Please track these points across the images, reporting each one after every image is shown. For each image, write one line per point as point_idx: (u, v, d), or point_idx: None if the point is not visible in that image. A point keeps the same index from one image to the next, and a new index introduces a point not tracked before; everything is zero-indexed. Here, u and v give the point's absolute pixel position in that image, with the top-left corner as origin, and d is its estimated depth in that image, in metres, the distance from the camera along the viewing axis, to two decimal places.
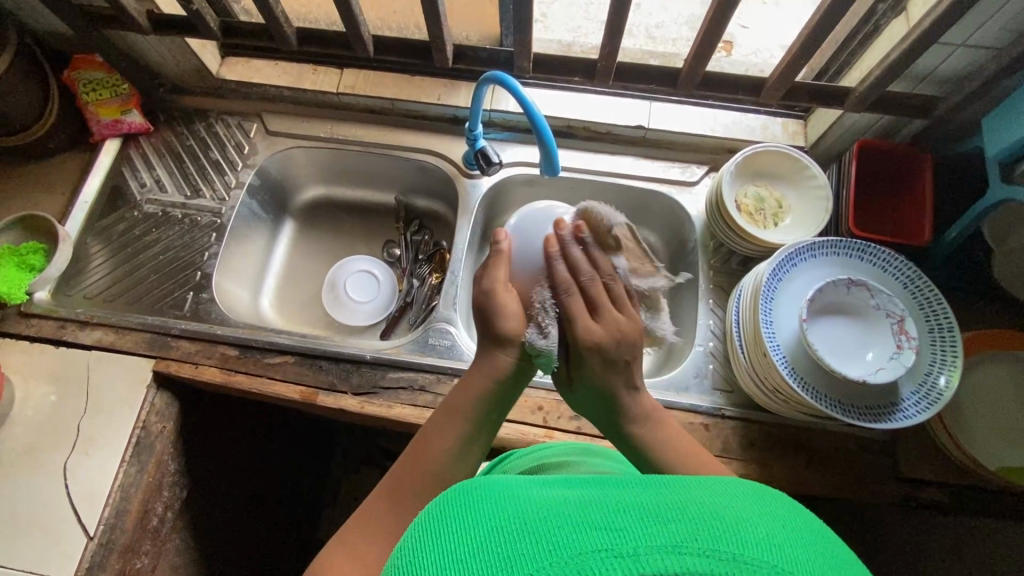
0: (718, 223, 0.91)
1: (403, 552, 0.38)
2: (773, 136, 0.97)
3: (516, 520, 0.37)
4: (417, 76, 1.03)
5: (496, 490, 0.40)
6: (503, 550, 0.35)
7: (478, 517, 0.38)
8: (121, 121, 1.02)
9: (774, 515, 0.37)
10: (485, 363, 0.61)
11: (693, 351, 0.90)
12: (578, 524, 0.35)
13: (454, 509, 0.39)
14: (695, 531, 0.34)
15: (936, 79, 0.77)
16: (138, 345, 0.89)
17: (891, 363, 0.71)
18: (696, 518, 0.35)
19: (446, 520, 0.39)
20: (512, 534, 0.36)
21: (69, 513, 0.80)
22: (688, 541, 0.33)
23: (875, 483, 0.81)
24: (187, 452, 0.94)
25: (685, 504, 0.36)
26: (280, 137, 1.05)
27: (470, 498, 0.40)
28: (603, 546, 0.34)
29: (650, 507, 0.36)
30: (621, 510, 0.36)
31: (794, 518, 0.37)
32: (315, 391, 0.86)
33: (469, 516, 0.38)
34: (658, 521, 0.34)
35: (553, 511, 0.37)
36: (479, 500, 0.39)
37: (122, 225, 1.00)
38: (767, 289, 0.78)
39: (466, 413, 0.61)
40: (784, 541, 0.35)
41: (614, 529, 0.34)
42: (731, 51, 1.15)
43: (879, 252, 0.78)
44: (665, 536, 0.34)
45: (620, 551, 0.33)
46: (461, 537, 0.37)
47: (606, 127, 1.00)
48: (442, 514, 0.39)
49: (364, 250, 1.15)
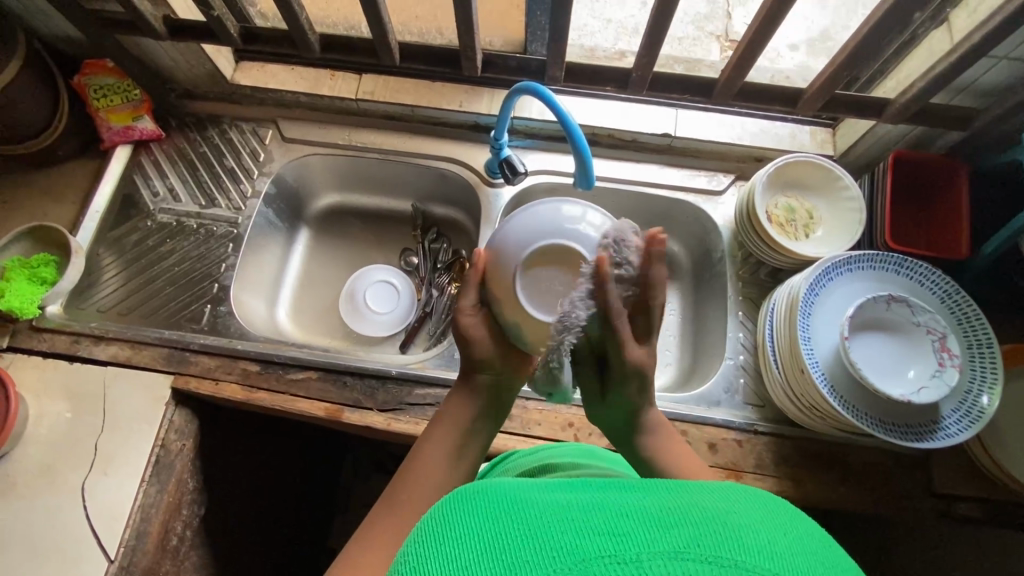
0: (749, 234, 0.89)
1: (411, 558, 0.37)
2: (802, 145, 0.96)
3: (521, 526, 0.36)
4: (437, 81, 1.00)
5: (502, 496, 0.40)
6: (507, 556, 0.34)
7: (484, 523, 0.37)
8: (133, 127, 0.99)
9: (775, 522, 0.36)
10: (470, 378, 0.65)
11: (723, 365, 0.88)
12: (582, 530, 0.34)
13: (461, 516, 0.39)
14: (699, 537, 0.33)
15: (975, 91, 0.76)
16: (156, 361, 0.87)
17: (933, 382, 0.70)
18: (697, 522, 0.34)
19: (453, 525, 0.38)
20: (518, 541, 0.35)
21: (89, 534, 0.78)
22: (689, 547, 0.32)
23: (911, 500, 0.80)
24: (205, 469, 0.92)
25: (686, 509, 0.35)
26: (297, 145, 1.03)
27: (478, 505, 0.39)
28: (606, 552, 0.33)
29: (653, 512, 0.35)
30: (624, 515, 0.35)
31: (798, 526, 0.36)
32: (340, 408, 0.84)
33: (475, 523, 0.37)
34: (660, 527, 0.34)
35: (558, 517, 0.36)
36: (486, 507, 0.39)
37: (135, 236, 0.97)
38: (804, 304, 0.76)
39: (458, 426, 0.63)
40: (790, 550, 0.34)
41: (617, 534, 0.34)
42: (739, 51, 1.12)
43: (917, 265, 0.77)
44: (667, 541, 0.33)
45: (623, 557, 0.32)
46: (467, 544, 0.36)
47: (632, 135, 0.98)
48: (448, 521, 0.39)
49: (381, 259, 1.13)
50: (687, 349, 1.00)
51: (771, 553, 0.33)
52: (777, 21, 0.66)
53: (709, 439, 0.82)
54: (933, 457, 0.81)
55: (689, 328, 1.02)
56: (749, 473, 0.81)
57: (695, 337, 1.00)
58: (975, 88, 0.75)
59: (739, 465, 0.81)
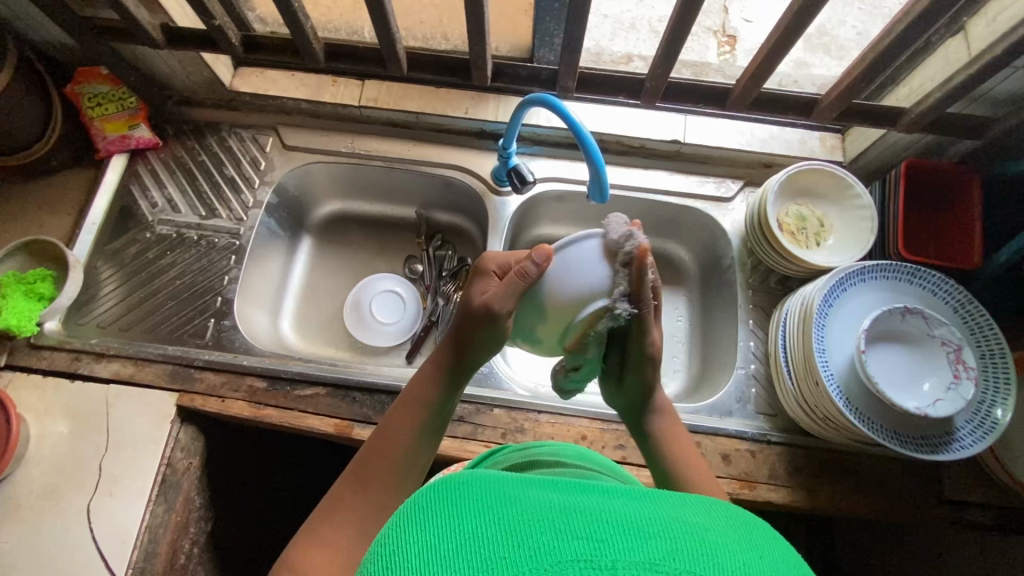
0: (760, 243, 0.88)
1: (382, 540, 0.34)
2: (812, 151, 0.95)
3: (499, 518, 0.33)
4: (442, 87, 0.98)
5: (480, 481, 0.36)
6: (479, 549, 0.31)
7: (459, 510, 0.34)
8: (129, 136, 0.96)
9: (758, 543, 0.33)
10: (438, 355, 0.64)
11: (734, 374, 0.88)
12: (560, 531, 0.32)
13: (436, 498, 0.35)
14: (675, 550, 0.31)
15: (990, 99, 0.75)
16: (160, 378, 0.85)
17: (948, 395, 0.70)
18: (677, 536, 0.32)
19: (428, 507, 0.35)
20: (493, 533, 0.32)
21: (96, 557, 0.77)
22: (667, 561, 0.30)
23: (924, 507, 0.80)
24: (211, 484, 0.90)
25: (668, 520, 0.33)
26: (299, 153, 1.01)
27: (455, 488, 0.35)
28: (582, 556, 0.30)
29: (633, 519, 0.33)
30: (605, 519, 0.32)
31: (780, 544, 0.34)
32: (350, 424, 0.83)
33: (449, 507, 0.34)
34: (638, 537, 0.31)
35: (537, 513, 0.33)
36: (464, 493, 0.35)
37: (134, 248, 0.95)
38: (819, 316, 0.76)
39: (422, 408, 0.62)
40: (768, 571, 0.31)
41: (595, 539, 0.31)
42: (735, 46, 1.10)
43: (929, 275, 0.77)
44: (644, 554, 0.30)
45: (598, 564, 0.30)
46: (439, 530, 0.32)
47: (640, 142, 0.97)
48: (420, 504, 0.35)
49: (386, 267, 1.11)
50: (695, 356, 1.00)
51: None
52: (797, 32, 0.65)
53: (723, 450, 0.82)
54: (946, 465, 0.81)
55: (697, 335, 1.01)
56: (763, 484, 0.80)
57: (703, 344, 1.00)
58: (991, 96, 0.74)
59: (753, 475, 0.81)
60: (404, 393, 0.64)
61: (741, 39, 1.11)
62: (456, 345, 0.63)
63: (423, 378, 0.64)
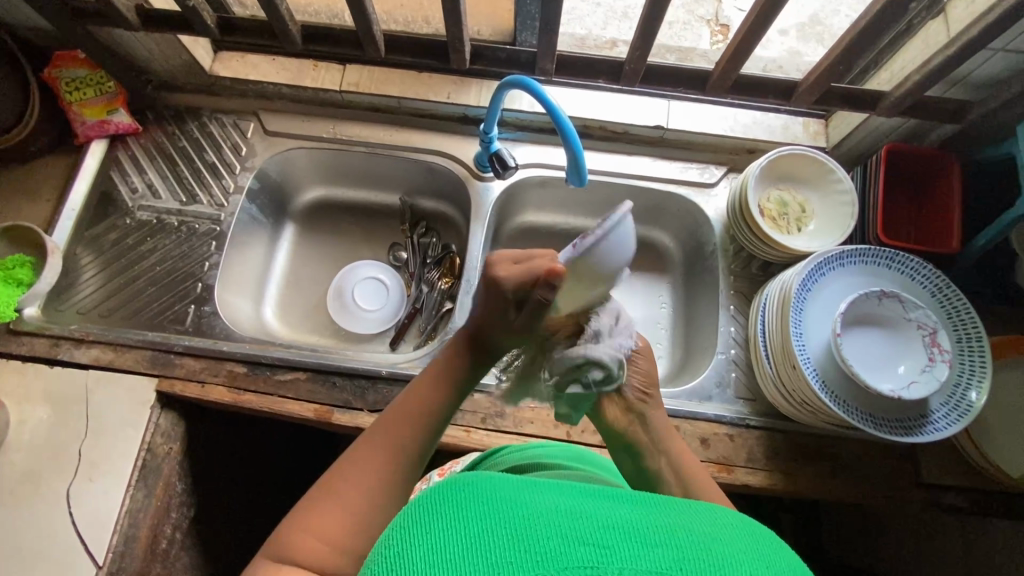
0: (741, 228, 0.88)
1: (389, 543, 0.36)
2: (795, 137, 0.95)
3: (506, 524, 0.36)
4: (425, 72, 0.98)
5: (486, 488, 0.39)
6: (486, 554, 0.34)
7: (468, 514, 0.37)
8: (108, 121, 0.95)
9: (757, 553, 0.36)
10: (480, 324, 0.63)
11: (715, 359, 0.88)
12: (567, 536, 0.35)
13: (445, 503, 0.38)
14: (677, 558, 0.34)
15: (969, 84, 0.75)
16: (140, 364, 0.85)
17: (923, 377, 0.70)
18: (678, 546, 0.35)
19: (436, 510, 0.37)
20: (501, 539, 0.35)
21: (75, 542, 0.77)
22: (670, 569, 0.33)
23: (899, 489, 0.81)
24: (192, 470, 0.91)
25: (670, 530, 0.36)
26: (280, 138, 1.00)
27: (461, 492, 0.39)
28: (588, 562, 0.33)
29: (637, 528, 0.36)
30: (611, 527, 0.36)
31: (776, 551, 0.37)
32: (329, 409, 0.83)
33: (457, 511, 0.37)
34: (641, 545, 0.35)
35: (544, 519, 0.36)
36: (470, 497, 0.38)
37: (114, 234, 0.95)
38: (796, 300, 0.76)
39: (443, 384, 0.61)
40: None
41: (602, 546, 0.34)
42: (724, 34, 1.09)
43: (908, 260, 0.77)
44: (647, 561, 0.34)
45: (605, 571, 0.33)
46: (451, 532, 0.36)
47: (623, 127, 0.96)
48: (427, 507, 0.38)
49: (370, 254, 1.11)
50: (678, 342, 1.00)
51: None
52: (772, 14, 0.65)
53: (702, 434, 0.82)
54: (921, 448, 0.82)
55: (680, 322, 1.02)
56: (741, 467, 0.81)
57: (686, 331, 1.00)
58: (971, 80, 0.74)
59: (731, 458, 0.81)
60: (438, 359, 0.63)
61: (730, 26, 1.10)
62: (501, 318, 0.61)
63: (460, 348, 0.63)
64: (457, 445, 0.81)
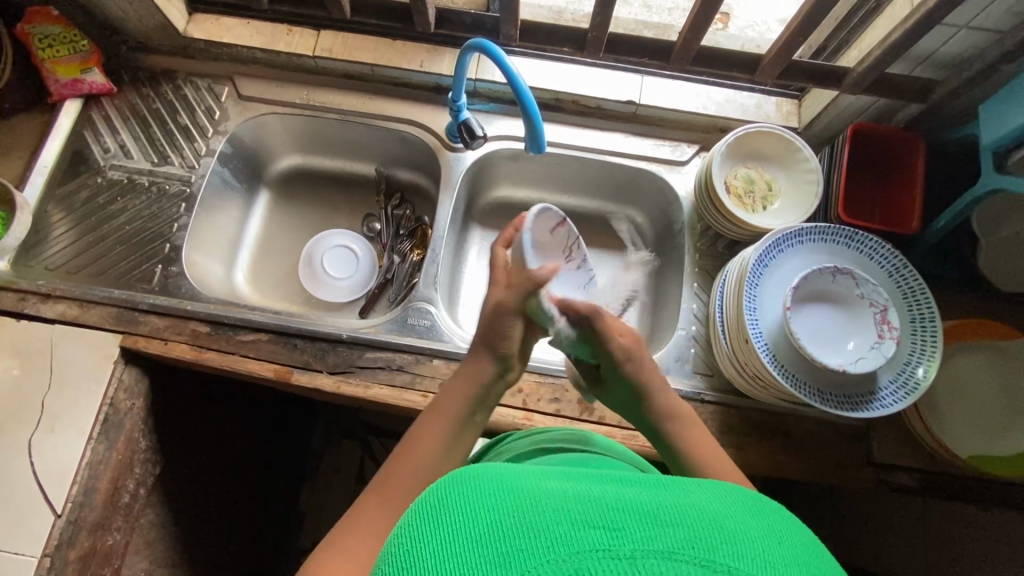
0: (707, 205, 0.88)
1: (399, 541, 0.36)
2: (767, 116, 0.94)
3: (514, 509, 0.34)
4: (399, 40, 0.97)
5: (495, 476, 0.37)
6: (499, 542, 0.32)
7: (476, 504, 0.35)
8: (82, 80, 0.96)
9: (774, 531, 0.35)
10: (468, 367, 0.67)
11: (675, 335, 0.89)
12: (577, 520, 0.33)
13: (453, 496, 0.36)
14: (691, 538, 0.32)
15: (936, 62, 0.74)
16: (105, 320, 0.86)
17: (871, 353, 0.71)
18: (693, 526, 0.32)
19: (444, 507, 0.36)
20: (513, 527, 0.33)
21: (35, 490, 0.79)
22: (684, 549, 0.31)
23: (851, 469, 0.81)
24: (157, 427, 0.92)
25: (682, 509, 0.34)
26: (254, 103, 1.00)
27: (471, 486, 0.37)
28: (598, 545, 0.31)
29: (649, 507, 0.34)
30: (619, 507, 0.33)
31: (795, 534, 0.35)
32: (289, 369, 0.84)
33: (463, 503, 0.36)
34: (655, 525, 0.32)
35: (553, 505, 0.34)
36: (478, 489, 0.36)
37: (85, 193, 0.95)
38: (752, 275, 0.76)
39: (449, 420, 0.63)
40: (778, 557, 0.33)
41: (613, 528, 0.32)
42: (727, 23, 1.09)
43: (867, 239, 0.77)
44: (661, 541, 0.31)
45: (617, 552, 0.31)
46: (461, 526, 0.34)
47: (596, 102, 0.96)
48: (439, 502, 0.37)
49: (344, 224, 1.11)
50: (644, 319, 1.00)
51: (773, 565, 0.32)
52: None
53: None
54: (875, 428, 0.82)
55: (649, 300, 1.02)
56: None
57: (653, 308, 1.00)
58: (937, 59, 0.74)
59: None
60: (431, 409, 0.65)
61: (733, 16, 1.10)
62: (479, 353, 0.68)
63: (455, 390, 0.65)
64: (414, 410, 0.82)
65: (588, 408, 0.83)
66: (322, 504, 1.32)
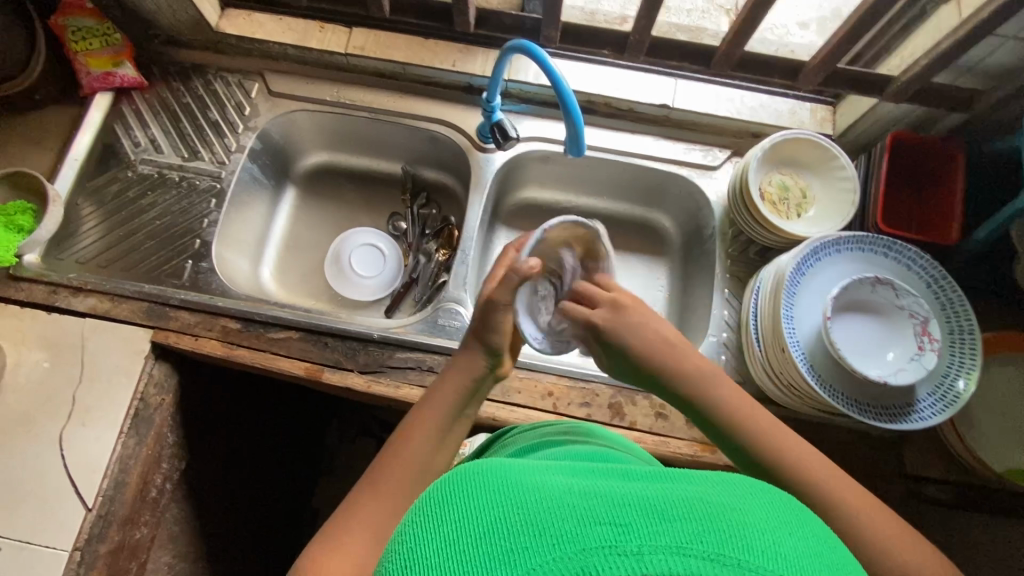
0: (741, 210, 0.87)
1: (399, 543, 0.36)
2: (801, 123, 0.94)
3: (518, 506, 0.33)
4: (431, 39, 0.97)
5: (498, 473, 0.37)
6: (502, 539, 0.32)
7: (478, 502, 0.34)
8: (113, 73, 0.96)
9: (781, 519, 0.34)
10: (459, 363, 0.63)
11: (705, 341, 0.88)
12: (582, 516, 0.32)
13: (456, 494, 0.36)
14: (700, 531, 0.31)
15: (980, 72, 0.74)
16: (136, 315, 0.86)
17: (911, 365, 0.71)
18: (702, 517, 0.32)
19: (443, 510, 0.35)
20: (515, 529, 0.32)
21: (67, 484, 0.79)
22: (693, 544, 0.30)
23: (882, 479, 0.81)
24: (184, 423, 0.92)
25: (689, 500, 0.33)
26: (284, 99, 1.00)
27: (475, 481, 0.36)
28: (606, 541, 0.31)
29: (656, 501, 0.33)
30: (626, 503, 0.33)
31: (801, 522, 0.35)
32: (320, 368, 0.84)
33: (465, 501, 0.35)
34: (661, 519, 0.32)
35: (557, 500, 0.33)
36: (480, 485, 0.36)
37: (116, 186, 0.95)
38: (789, 284, 0.76)
39: (445, 414, 0.60)
40: (785, 547, 0.33)
41: (619, 525, 0.31)
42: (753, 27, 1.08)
43: (905, 249, 0.76)
44: (670, 536, 0.31)
45: (624, 550, 0.30)
46: (462, 524, 0.34)
47: (629, 104, 0.95)
48: (440, 500, 0.36)
49: (369, 222, 1.11)
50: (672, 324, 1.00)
51: (780, 556, 0.32)
52: None
53: (687, 413, 0.83)
54: (907, 439, 0.82)
55: (675, 305, 1.02)
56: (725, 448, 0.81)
57: (680, 314, 1.00)
58: (983, 67, 0.73)
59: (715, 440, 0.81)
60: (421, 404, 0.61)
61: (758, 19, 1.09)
62: (471, 349, 0.63)
63: (444, 385, 0.62)
64: None
65: (618, 413, 0.82)
66: (337, 500, 1.32)
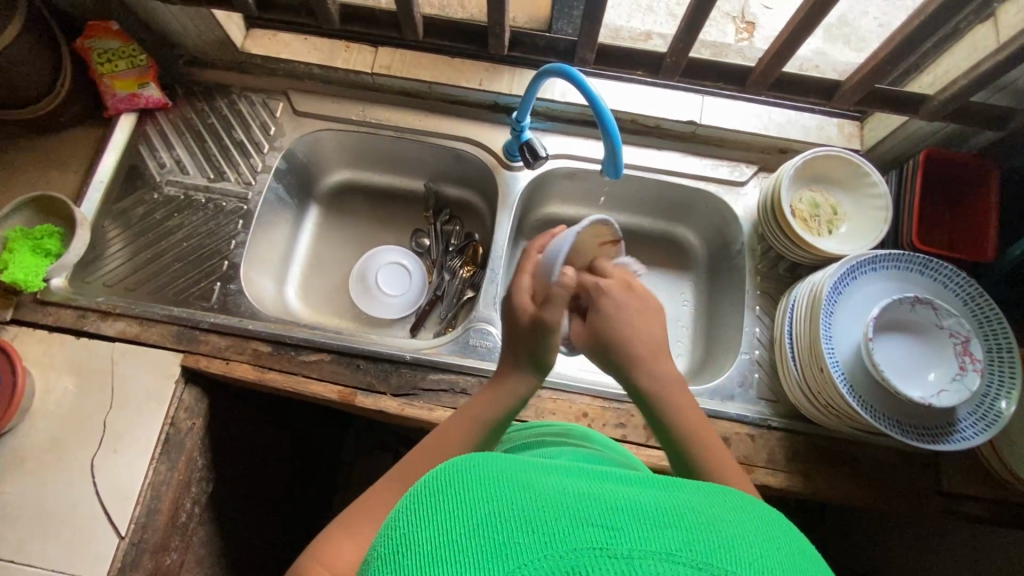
0: (773, 227, 0.87)
1: (393, 523, 0.36)
2: (829, 138, 0.94)
3: (513, 502, 0.33)
4: (457, 58, 0.97)
5: (495, 467, 0.37)
6: (496, 532, 0.32)
7: (474, 493, 0.34)
8: (139, 95, 0.95)
9: (771, 537, 0.34)
10: (506, 380, 0.63)
11: (738, 359, 0.88)
12: (575, 516, 0.32)
13: (461, 476, 0.36)
14: (691, 540, 0.31)
15: (1015, 90, 0.74)
16: (165, 338, 0.85)
17: (953, 385, 0.71)
18: (691, 527, 0.32)
19: (445, 492, 0.35)
20: (507, 522, 0.32)
21: (100, 513, 0.78)
22: (683, 551, 0.30)
23: (921, 498, 0.80)
24: (212, 446, 0.91)
25: (682, 511, 0.33)
26: (309, 119, 1.00)
27: (476, 472, 0.36)
28: (596, 544, 0.30)
29: (648, 507, 0.33)
30: (619, 506, 0.33)
31: (783, 532, 0.35)
32: (353, 391, 0.83)
33: (462, 491, 0.35)
34: (654, 526, 0.31)
35: (551, 501, 0.33)
36: (481, 478, 0.36)
37: (142, 208, 0.95)
38: (827, 302, 0.75)
39: (479, 428, 0.60)
40: (774, 557, 0.32)
41: (610, 528, 0.31)
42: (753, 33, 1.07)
43: (941, 267, 0.76)
44: (660, 542, 0.30)
45: (614, 552, 0.30)
46: (456, 516, 0.33)
47: (656, 121, 0.95)
48: (439, 484, 0.36)
49: (393, 240, 1.11)
50: (700, 342, 1.00)
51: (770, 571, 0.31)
52: None
53: (723, 433, 0.82)
54: (944, 457, 0.81)
55: (701, 320, 1.02)
56: (761, 467, 0.80)
57: (707, 329, 1.00)
58: (1016, 87, 0.73)
59: (751, 459, 0.81)
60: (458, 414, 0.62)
61: (760, 26, 1.08)
62: (519, 367, 0.63)
63: (486, 399, 0.62)
64: None
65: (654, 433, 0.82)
66: None
